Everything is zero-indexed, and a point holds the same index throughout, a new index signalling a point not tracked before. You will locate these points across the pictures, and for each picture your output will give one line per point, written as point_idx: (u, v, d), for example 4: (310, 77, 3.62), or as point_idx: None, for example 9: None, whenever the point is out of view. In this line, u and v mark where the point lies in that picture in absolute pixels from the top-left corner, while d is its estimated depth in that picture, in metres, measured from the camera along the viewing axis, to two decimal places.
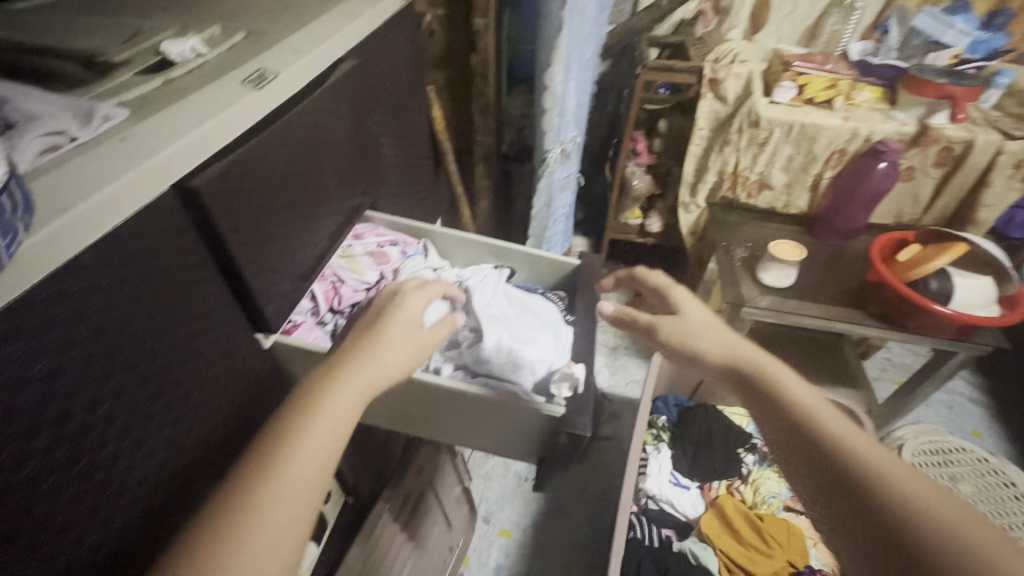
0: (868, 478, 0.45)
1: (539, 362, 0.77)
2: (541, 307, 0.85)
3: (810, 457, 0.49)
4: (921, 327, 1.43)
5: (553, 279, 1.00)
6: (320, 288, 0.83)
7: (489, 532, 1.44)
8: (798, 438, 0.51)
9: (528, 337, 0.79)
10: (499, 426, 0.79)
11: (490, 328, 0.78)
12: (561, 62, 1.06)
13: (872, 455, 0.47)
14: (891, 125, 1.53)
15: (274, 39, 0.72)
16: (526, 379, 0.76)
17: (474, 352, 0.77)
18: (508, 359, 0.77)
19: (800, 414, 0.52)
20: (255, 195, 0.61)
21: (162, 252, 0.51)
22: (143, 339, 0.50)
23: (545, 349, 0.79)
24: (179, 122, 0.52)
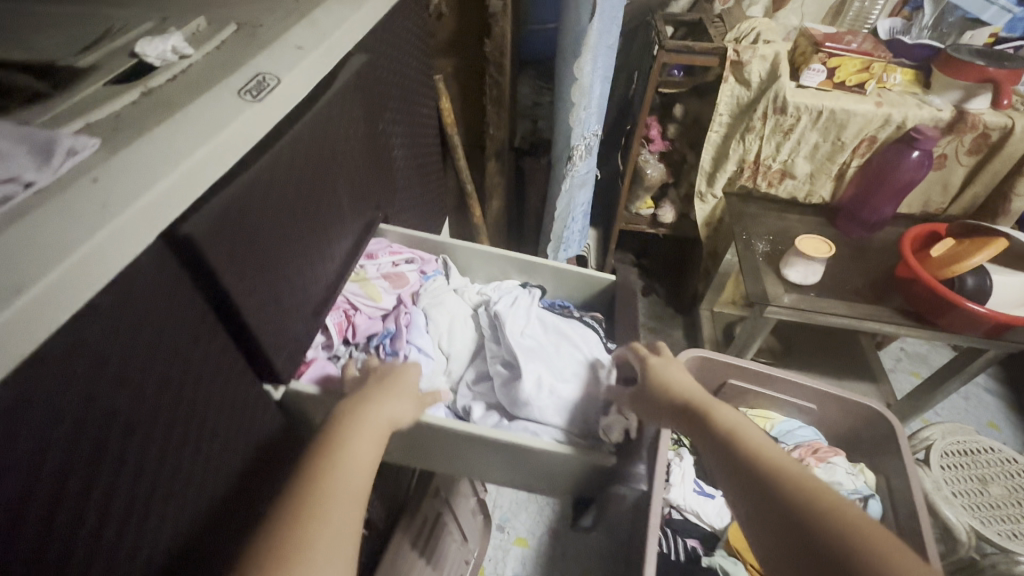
0: (781, 485, 0.52)
1: (580, 403, 0.72)
2: (580, 336, 0.79)
3: (736, 472, 0.56)
4: (952, 325, 1.36)
5: (585, 296, 0.91)
6: (332, 319, 0.73)
7: (505, 541, 1.38)
8: (729, 457, 0.57)
9: (568, 374, 0.74)
10: (536, 472, 0.73)
11: (528, 365, 0.72)
12: (591, 51, 0.98)
13: (789, 465, 0.54)
14: (927, 112, 1.44)
15: (270, 33, 0.60)
16: (569, 422, 0.70)
17: (511, 392, 0.71)
18: (550, 399, 0.71)
19: (728, 433, 0.59)
20: (263, 230, 0.51)
21: (153, 318, 0.41)
22: (133, 426, 0.41)
23: (587, 388, 0.73)
24: (164, 151, 0.42)
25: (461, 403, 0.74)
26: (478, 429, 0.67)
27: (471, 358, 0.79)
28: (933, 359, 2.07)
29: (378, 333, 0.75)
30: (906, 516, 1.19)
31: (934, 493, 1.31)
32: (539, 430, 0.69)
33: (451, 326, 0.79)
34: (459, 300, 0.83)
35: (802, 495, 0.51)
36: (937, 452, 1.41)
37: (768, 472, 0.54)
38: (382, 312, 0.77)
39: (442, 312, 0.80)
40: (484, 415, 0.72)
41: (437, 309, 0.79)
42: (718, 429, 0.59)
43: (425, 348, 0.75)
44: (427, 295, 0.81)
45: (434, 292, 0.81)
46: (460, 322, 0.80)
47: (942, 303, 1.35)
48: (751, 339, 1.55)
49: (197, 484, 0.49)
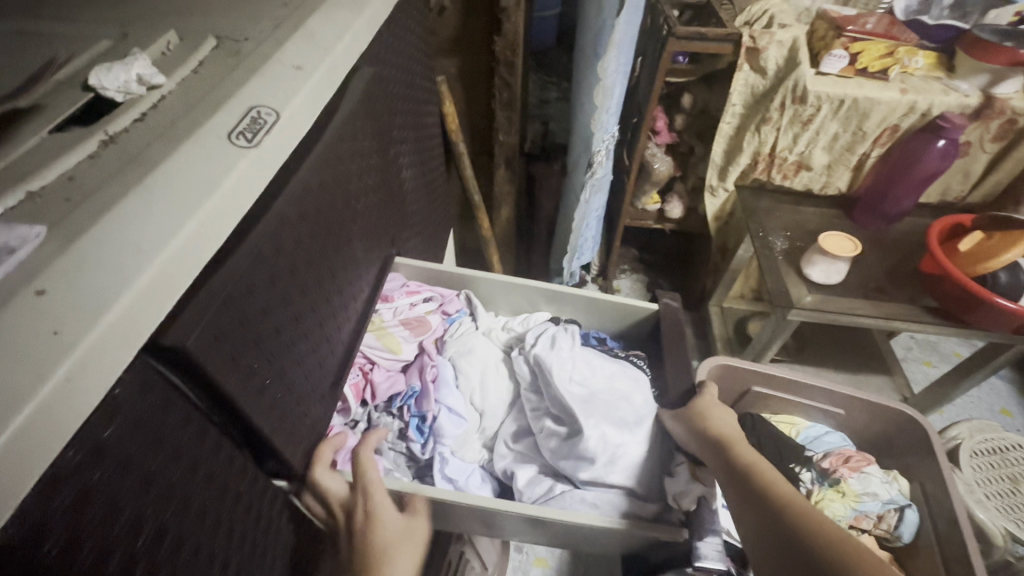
0: (792, 518, 0.49)
1: (644, 462, 0.65)
2: (632, 381, 0.71)
3: (748, 506, 0.52)
4: (979, 322, 1.20)
5: (620, 326, 0.83)
6: (348, 380, 0.67)
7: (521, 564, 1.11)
8: (741, 488, 0.54)
9: (628, 427, 0.66)
10: (593, 541, 0.66)
11: (589, 422, 0.65)
12: (616, 48, 0.88)
13: (798, 499, 0.50)
14: (954, 98, 1.26)
15: (258, 50, 0.49)
16: (632, 483, 0.64)
17: (570, 451, 0.66)
18: (612, 461, 0.64)
19: (746, 465, 0.55)
20: (278, 312, 0.42)
21: (137, 463, 0.31)
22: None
23: (650, 442, 0.66)
24: (135, 233, 0.31)
25: (500, 465, 0.70)
26: (530, 507, 0.59)
27: (507, 411, 0.74)
28: (946, 346, 1.84)
29: (401, 392, 0.70)
30: (947, 525, 0.92)
31: (965, 495, 1.05)
32: (605, 502, 0.62)
33: (483, 377, 0.74)
34: (488, 342, 0.77)
35: (810, 527, 0.47)
36: (965, 453, 1.13)
37: (778, 505, 0.50)
38: (402, 365, 0.71)
39: (472, 362, 0.75)
40: (532, 480, 0.67)
41: (466, 360, 0.74)
42: (738, 460, 0.56)
43: (456, 408, 0.70)
44: (452, 341, 0.76)
45: (460, 337, 0.76)
46: (493, 372, 0.75)
47: (966, 297, 1.19)
48: (769, 343, 1.36)
49: None
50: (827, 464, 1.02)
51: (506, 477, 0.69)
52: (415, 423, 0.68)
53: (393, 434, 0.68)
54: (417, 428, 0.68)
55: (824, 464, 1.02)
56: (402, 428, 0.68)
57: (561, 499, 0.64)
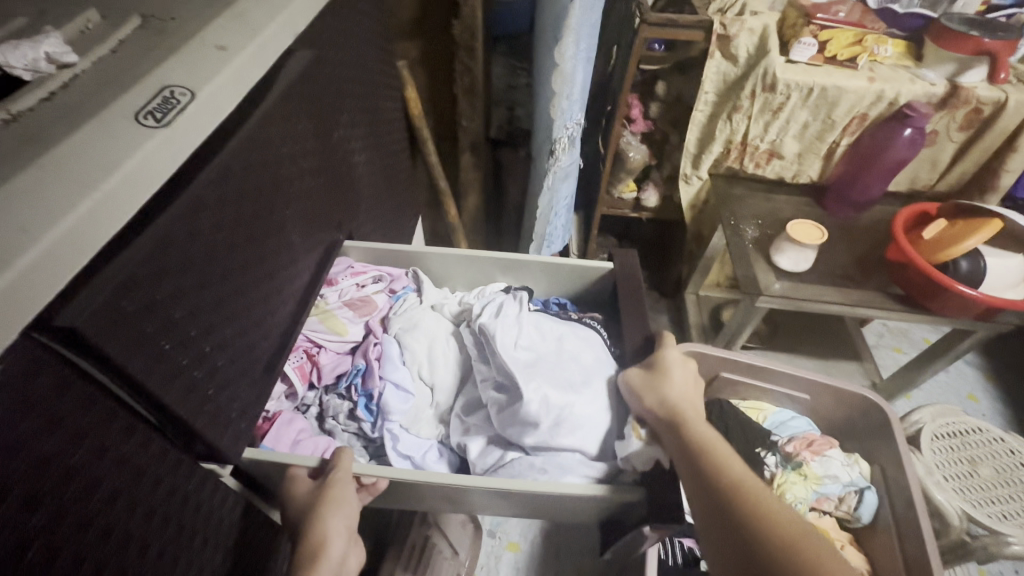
0: (742, 501, 0.52)
1: (592, 422, 0.66)
2: (581, 341, 0.73)
3: (698, 487, 0.54)
4: (942, 308, 1.21)
5: (578, 289, 0.84)
6: (292, 363, 0.68)
7: (495, 547, 1.09)
8: (692, 469, 0.56)
9: (574, 388, 0.68)
10: (555, 509, 0.67)
11: (530, 386, 0.66)
12: (573, 34, 0.87)
13: (745, 479, 0.54)
14: (919, 87, 1.26)
15: (183, 30, 0.48)
16: (585, 445, 0.65)
17: (514, 419, 0.66)
18: (558, 423, 0.65)
19: (698, 445, 0.56)
20: (196, 284, 0.43)
21: (29, 444, 0.31)
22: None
23: (598, 400, 0.68)
24: (22, 212, 0.31)
25: (454, 439, 0.70)
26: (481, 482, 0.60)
27: (457, 386, 0.75)
28: (917, 333, 1.86)
29: (347, 372, 0.71)
30: (905, 507, 0.94)
31: (923, 476, 1.07)
32: (553, 465, 0.63)
33: (432, 352, 0.75)
34: (437, 315, 0.78)
35: (757, 511, 0.51)
36: (926, 436, 1.14)
37: (730, 488, 0.53)
38: (349, 345, 0.73)
39: (418, 337, 0.75)
40: (483, 451, 0.68)
41: (411, 335, 0.74)
42: (691, 439, 0.57)
43: (402, 383, 0.70)
44: (397, 317, 0.76)
45: (406, 314, 0.76)
46: (440, 346, 0.75)
47: (929, 286, 1.20)
48: (739, 330, 1.36)
49: None
50: (790, 448, 1.02)
51: (460, 449, 0.70)
52: (363, 403, 0.68)
53: (343, 415, 0.69)
54: (365, 407, 0.68)
55: (788, 448, 1.02)
56: (351, 409, 0.69)
57: (511, 467, 0.65)
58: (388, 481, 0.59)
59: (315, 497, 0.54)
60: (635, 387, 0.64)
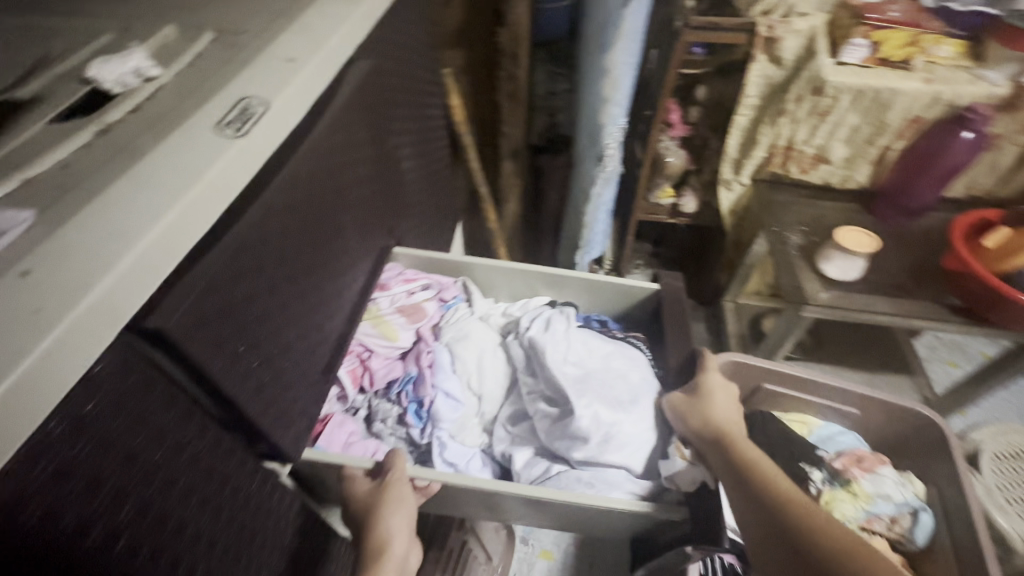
0: (791, 514, 0.50)
1: (639, 440, 0.67)
2: (628, 361, 0.73)
3: (749, 508, 0.53)
4: (1004, 319, 1.15)
5: (620, 308, 0.84)
6: (345, 366, 0.71)
7: (529, 555, 1.08)
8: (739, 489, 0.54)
9: (623, 407, 0.69)
10: (595, 523, 0.68)
11: (582, 402, 0.68)
12: (626, 39, 0.87)
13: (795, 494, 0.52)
14: (981, 88, 1.20)
15: (254, 43, 0.50)
16: (632, 462, 0.66)
17: (563, 432, 0.68)
18: (606, 439, 0.66)
19: (743, 461, 0.56)
20: (268, 289, 0.44)
21: (119, 442, 0.33)
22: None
23: (646, 419, 0.69)
24: (118, 218, 0.33)
25: (499, 448, 0.72)
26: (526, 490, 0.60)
27: (505, 396, 0.76)
28: (973, 347, 1.75)
29: (398, 378, 0.73)
30: (964, 530, 0.89)
31: (983, 499, 1.00)
32: (601, 480, 0.64)
33: (481, 361, 0.76)
34: (483, 326, 0.79)
35: (809, 525, 0.49)
36: (986, 456, 1.07)
37: (777, 501, 0.52)
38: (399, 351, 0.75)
39: (468, 348, 0.76)
40: (529, 462, 0.69)
41: (461, 344, 0.76)
42: (736, 456, 0.57)
43: (452, 393, 0.73)
44: (446, 327, 0.78)
45: (456, 323, 0.78)
46: (489, 357, 0.76)
47: (991, 296, 1.14)
48: (782, 339, 1.32)
49: None
50: (839, 464, 0.97)
51: (505, 459, 0.72)
52: (414, 409, 0.70)
53: (392, 420, 0.70)
54: (415, 413, 0.70)
55: (836, 464, 0.98)
56: (400, 414, 0.70)
57: (557, 480, 0.65)
58: (440, 485, 0.61)
59: (373, 497, 0.56)
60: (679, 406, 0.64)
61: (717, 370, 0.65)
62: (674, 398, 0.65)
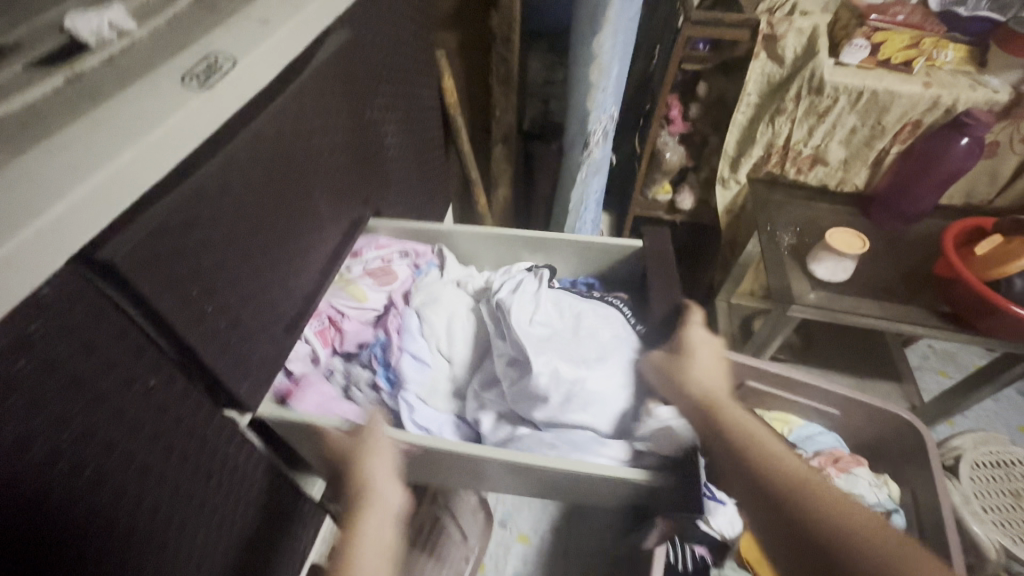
0: (778, 476, 0.55)
1: (606, 400, 0.70)
2: (599, 319, 0.76)
3: (741, 478, 0.57)
4: (992, 330, 1.13)
5: (602, 269, 0.87)
6: (318, 329, 0.73)
7: (504, 539, 1.09)
8: (743, 479, 0.57)
9: (586, 364, 0.72)
10: (575, 493, 0.69)
11: (541, 359, 0.70)
12: (612, 25, 0.87)
13: (781, 458, 0.57)
14: (981, 94, 1.19)
15: (231, 5, 0.51)
16: (599, 422, 0.68)
17: (526, 393, 0.70)
18: (568, 397, 0.69)
19: (732, 427, 0.61)
20: (227, 241, 0.46)
21: (65, 364, 0.35)
22: (43, 496, 0.35)
23: (611, 377, 0.71)
24: (74, 154, 0.35)
25: (470, 413, 0.73)
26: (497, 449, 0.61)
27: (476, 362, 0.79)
28: (965, 357, 1.74)
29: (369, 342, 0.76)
30: (934, 532, 0.89)
31: (958, 505, 1.00)
32: (565, 441, 0.65)
33: (451, 326, 0.79)
34: (457, 292, 0.82)
35: (793, 484, 0.54)
36: (965, 464, 1.07)
37: (764, 464, 0.56)
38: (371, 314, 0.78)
39: (438, 311, 0.79)
40: (496, 424, 0.71)
41: (431, 309, 0.79)
42: (725, 423, 0.61)
43: (420, 355, 0.75)
44: (419, 292, 0.81)
45: (426, 289, 0.81)
46: (460, 320, 0.79)
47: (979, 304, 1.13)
48: (768, 340, 1.32)
49: (142, 545, 0.43)
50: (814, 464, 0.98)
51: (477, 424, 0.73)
52: (383, 372, 0.73)
53: (364, 382, 0.73)
54: (385, 376, 0.73)
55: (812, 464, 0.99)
56: (372, 377, 0.73)
57: (524, 440, 0.67)
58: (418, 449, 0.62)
59: (352, 447, 0.60)
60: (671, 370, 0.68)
61: (703, 332, 0.69)
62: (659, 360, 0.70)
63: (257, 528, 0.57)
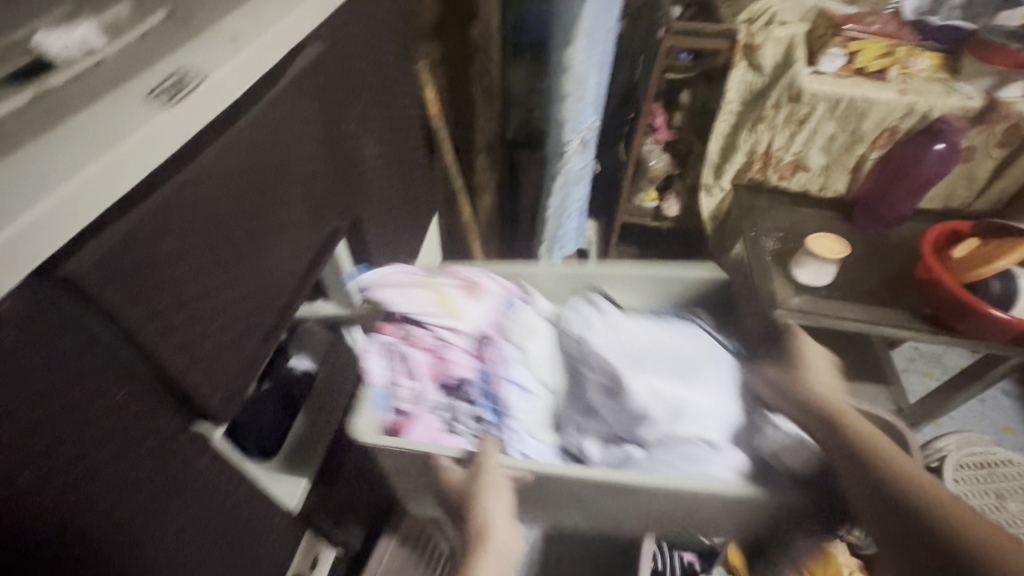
0: (872, 451, 0.59)
1: (711, 420, 0.74)
2: (688, 338, 0.81)
3: (840, 452, 0.62)
4: (971, 330, 1.14)
5: (688, 293, 0.88)
6: (419, 361, 0.75)
7: None
8: (848, 474, 0.60)
9: (681, 383, 0.76)
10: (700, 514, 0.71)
11: (638, 380, 0.75)
12: (584, 36, 0.89)
13: (875, 437, 0.61)
14: (955, 100, 1.21)
15: (202, 21, 0.52)
16: (711, 436, 0.72)
17: (630, 415, 0.75)
18: (670, 417, 0.74)
19: (836, 414, 0.65)
20: (201, 255, 0.47)
21: (36, 375, 0.37)
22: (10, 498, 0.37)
23: (705, 394, 0.75)
24: (34, 172, 0.35)
25: (573, 442, 0.78)
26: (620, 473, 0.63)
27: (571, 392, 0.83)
28: (951, 359, 1.77)
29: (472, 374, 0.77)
30: None
31: None
32: (682, 458, 0.69)
33: (545, 351, 0.84)
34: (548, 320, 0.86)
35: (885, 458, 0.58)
36: (949, 465, 1.08)
37: (865, 441, 0.61)
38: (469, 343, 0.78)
39: (533, 341, 0.83)
40: (602, 451, 0.76)
41: (527, 338, 0.83)
42: (833, 412, 0.66)
43: (521, 384, 0.79)
44: (512, 319, 0.83)
45: (518, 318, 0.84)
46: (551, 351, 0.85)
47: (958, 306, 1.13)
48: None
49: (105, 543, 0.46)
50: None
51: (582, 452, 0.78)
52: (488, 403, 0.76)
53: (469, 417, 0.76)
54: (490, 408, 0.76)
55: None
56: (476, 410, 0.76)
57: (642, 463, 0.71)
58: (534, 475, 0.64)
59: (474, 480, 0.63)
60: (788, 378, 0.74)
61: (816, 344, 0.78)
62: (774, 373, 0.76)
63: (223, 529, 0.60)
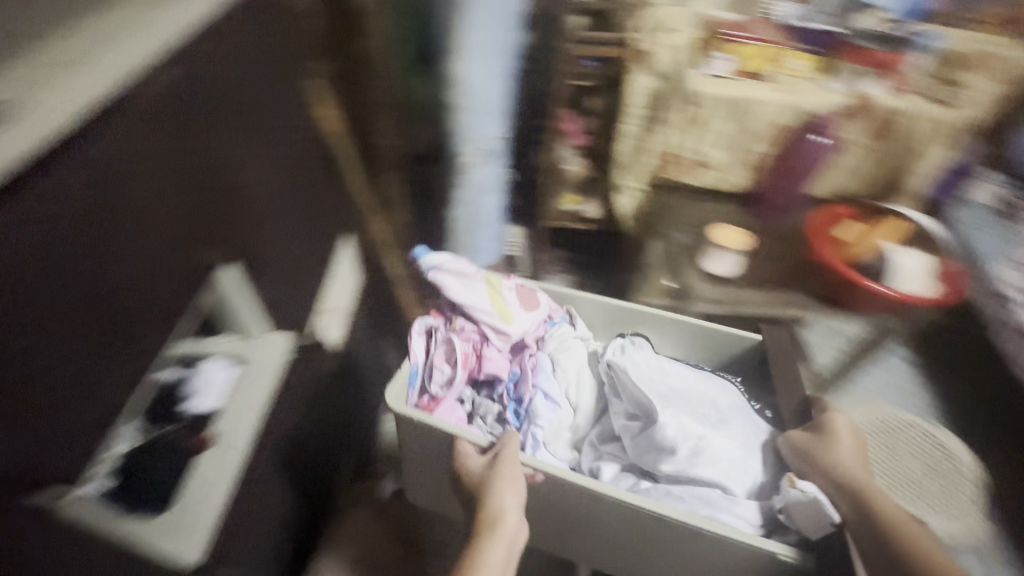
0: (900, 535, 0.77)
1: (726, 459, 0.96)
2: (717, 389, 1.06)
3: (867, 536, 0.78)
4: (860, 304, 1.26)
5: (718, 352, 1.15)
6: (466, 351, 1.09)
7: None
8: (874, 553, 0.77)
9: (709, 424, 1.00)
10: (700, 553, 0.92)
11: (666, 416, 0.99)
12: (471, 51, 0.90)
13: (901, 524, 0.78)
14: (824, 98, 1.34)
15: (32, 48, 0.51)
16: (726, 481, 0.94)
17: (651, 445, 0.99)
18: (691, 449, 0.97)
19: (864, 498, 0.82)
20: (31, 307, 0.46)
21: None
22: None
23: (731, 442, 0.98)
24: None
25: (589, 461, 1.05)
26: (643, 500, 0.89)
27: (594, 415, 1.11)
28: None
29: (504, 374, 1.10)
30: None
31: None
32: (690, 493, 0.93)
33: (573, 372, 1.12)
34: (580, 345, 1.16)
35: (909, 542, 0.76)
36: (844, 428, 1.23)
37: (893, 529, 0.78)
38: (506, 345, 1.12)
39: (567, 358, 1.13)
40: (617, 474, 1.01)
41: (563, 355, 1.13)
42: (870, 504, 0.81)
43: (550, 396, 1.07)
44: (554, 339, 1.15)
45: (558, 338, 1.15)
46: (583, 377, 1.12)
47: (847, 284, 1.25)
48: None
49: None
50: None
51: (595, 471, 1.04)
52: (514, 406, 1.08)
53: (492, 414, 1.08)
54: (514, 410, 1.07)
55: None
56: (501, 410, 1.08)
57: (650, 490, 0.96)
58: (542, 475, 0.94)
59: (487, 474, 0.92)
60: (808, 452, 0.90)
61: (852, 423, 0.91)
62: (802, 441, 0.92)
63: None
